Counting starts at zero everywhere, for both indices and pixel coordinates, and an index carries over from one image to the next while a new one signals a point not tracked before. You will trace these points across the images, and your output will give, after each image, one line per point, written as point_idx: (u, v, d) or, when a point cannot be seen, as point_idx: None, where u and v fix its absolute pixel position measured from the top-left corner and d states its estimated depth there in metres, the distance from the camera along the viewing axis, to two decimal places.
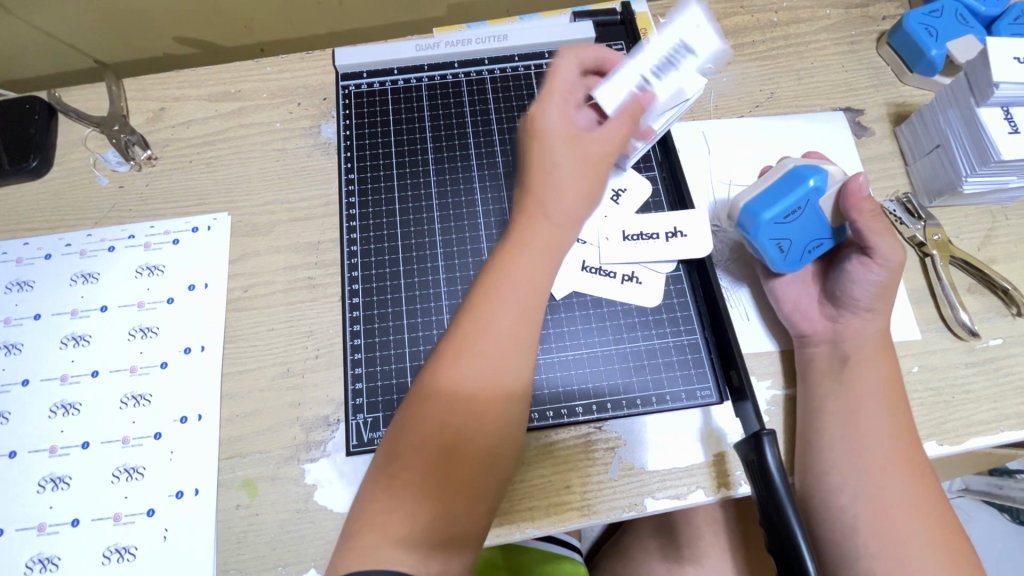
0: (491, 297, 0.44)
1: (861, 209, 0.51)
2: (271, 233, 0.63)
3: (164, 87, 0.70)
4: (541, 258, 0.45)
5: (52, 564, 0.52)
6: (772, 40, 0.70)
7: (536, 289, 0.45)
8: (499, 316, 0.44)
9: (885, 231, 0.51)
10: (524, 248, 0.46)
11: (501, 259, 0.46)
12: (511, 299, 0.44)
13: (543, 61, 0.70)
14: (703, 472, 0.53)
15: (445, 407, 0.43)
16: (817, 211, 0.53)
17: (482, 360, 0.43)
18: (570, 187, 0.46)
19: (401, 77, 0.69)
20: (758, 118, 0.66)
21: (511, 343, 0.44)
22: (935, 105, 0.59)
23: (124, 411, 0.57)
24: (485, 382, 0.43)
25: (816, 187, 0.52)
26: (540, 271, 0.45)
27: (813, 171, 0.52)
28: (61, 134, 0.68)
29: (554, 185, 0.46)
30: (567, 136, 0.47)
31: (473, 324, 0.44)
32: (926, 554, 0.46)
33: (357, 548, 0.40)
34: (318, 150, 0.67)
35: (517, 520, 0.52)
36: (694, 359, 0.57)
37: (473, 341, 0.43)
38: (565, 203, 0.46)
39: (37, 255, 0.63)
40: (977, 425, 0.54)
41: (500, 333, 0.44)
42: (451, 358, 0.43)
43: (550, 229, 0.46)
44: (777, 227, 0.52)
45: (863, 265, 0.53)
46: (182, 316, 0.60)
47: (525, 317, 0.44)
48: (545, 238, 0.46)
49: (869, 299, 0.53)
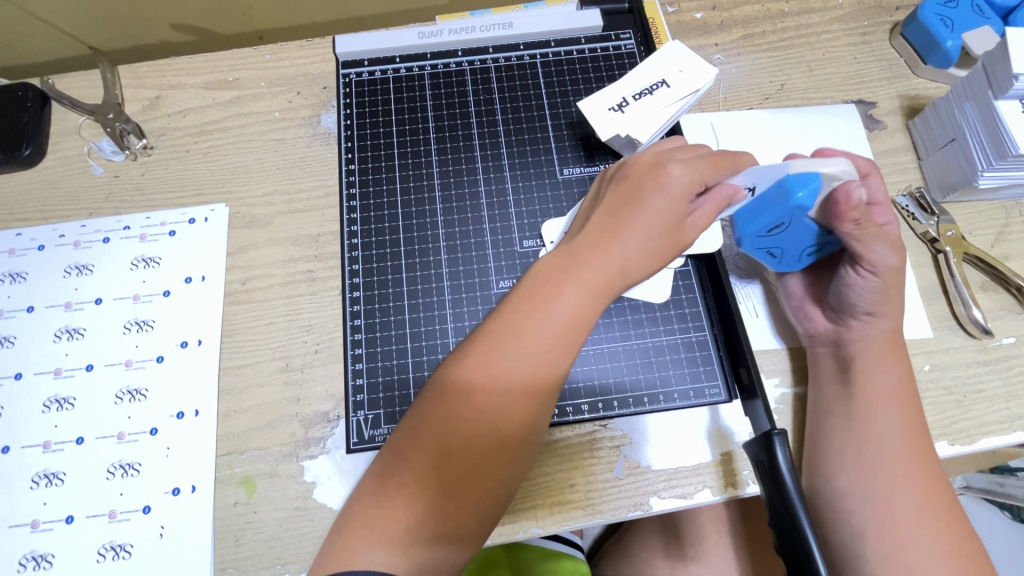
0: (530, 314, 0.41)
1: (845, 217, 0.46)
2: (270, 224, 0.62)
3: (161, 75, 0.68)
4: (592, 294, 0.42)
5: (46, 562, 0.51)
6: (782, 30, 0.69)
7: (581, 321, 0.42)
8: (536, 341, 0.41)
9: (874, 237, 0.48)
10: (576, 276, 0.42)
11: (551, 274, 0.42)
12: (552, 325, 0.41)
13: (548, 50, 0.69)
14: (710, 472, 0.52)
15: (467, 420, 0.40)
16: (805, 223, 0.48)
17: (512, 381, 0.40)
18: (645, 250, 0.44)
19: (403, 66, 0.68)
20: (768, 110, 0.65)
21: (543, 372, 0.41)
22: (951, 97, 0.58)
23: (119, 406, 0.56)
24: (513, 405, 0.41)
25: (800, 204, 0.46)
26: (589, 307, 0.42)
27: (805, 182, 0.45)
28: (55, 122, 0.66)
29: (634, 237, 0.43)
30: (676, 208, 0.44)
31: (508, 340, 0.41)
32: (939, 557, 0.45)
33: (346, 546, 0.40)
34: (317, 140, 0.65)
35: (520, 519, 0.51)
36: (703, 356, 0.56)
37: (507, 359, 0.40)
38: (635, 260, 0.43)
39: (30, 246, 0.61)
40: (989, 425, 0.53)
41: (533, 358, 0.41)
42: (481, 370, 0.40)
43: (609, 269, 0.43)
44: (760, 239, 0.51)
45: (857, 272, 0.50)
46: (179, 309, 0.59)
47: (562, 347, 0.41)
48: (603, 276, 0.43)
49: (866, 304, 0.51)
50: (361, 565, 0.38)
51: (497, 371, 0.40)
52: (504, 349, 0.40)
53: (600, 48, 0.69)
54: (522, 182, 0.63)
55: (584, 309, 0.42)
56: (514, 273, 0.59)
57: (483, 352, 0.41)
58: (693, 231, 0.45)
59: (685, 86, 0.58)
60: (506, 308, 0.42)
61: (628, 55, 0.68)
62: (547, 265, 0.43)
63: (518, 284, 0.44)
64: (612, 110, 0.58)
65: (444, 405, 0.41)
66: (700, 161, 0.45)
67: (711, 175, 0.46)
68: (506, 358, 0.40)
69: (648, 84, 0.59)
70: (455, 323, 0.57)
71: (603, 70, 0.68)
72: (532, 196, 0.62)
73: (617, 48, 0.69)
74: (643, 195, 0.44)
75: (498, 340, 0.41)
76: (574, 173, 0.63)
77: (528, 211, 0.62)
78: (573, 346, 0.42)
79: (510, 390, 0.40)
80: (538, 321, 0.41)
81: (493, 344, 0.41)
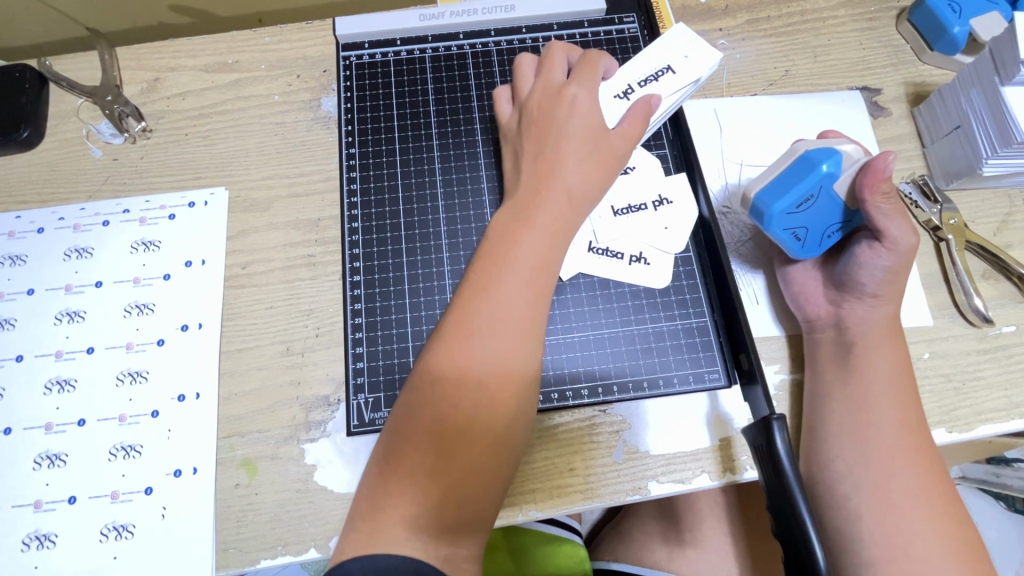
0: (496, 267, 0.44)
1: (876, 189, 0.48)
2: (270, 209, 0.62)
3: (160, 56, 0.67)
4: (551, 234, 0.45)
5: (49, 542, 0.51)
6: (788, 15, 0.68)
7: (546, 263, 0.45)
8: (510, 292, 0.43)
9: (896, 214, 0.49)
10: (532, 221, 0.45)
11: (511, 227, 0.46)
12: (520, 273, 0.44)
13: (551, 33, 0.68)
14: (709, 456, 0.53)
15: (457, 385, 0.41)
16: (832, 195, 0.50)
17: (494, 339, 0.42)
18: (587, 173, 0.48)
19: (404, 48, 0.67)
20: (771, 96, 0.64)
21: (522, 320, 0.43)
22: (957, 84, 0.58)
23: (120, 388, 0.56)
24: (500, 361, 0.42)
25: (828, 173, 0.49)
26: (549, 246, 0.45)
27: (828, 154, 0.50)
28: (52, 104, 0.65)
29: (572, 163, 0.48)
30: (590, 126, 0.50)
31: (480, 299, 0.43)
32: (934, 540, 0.46)
33: (369, 531, 0.39)
34: (317, 125, 0.65)
35: (519, 502, 0.51)
36: (703, 342, 0.56)
37: (482, 313, 0.43)
38: (579, 182, 0.48)
39: (30, 228, 0.61)
40: (987, 413, 0.53)
41: (505, 307, 0.43)
42: (461, 335, 0.42)
43: (562, 205, 0.47)
44: (789, 217, 0.51)
45: (873, 248, 0.51)
46: (180, 293, 0.59)
47: (534, 292, 0.44)
48: (557, 213, 0.46)
49: (875, 285, 0.51)
50: (383, 548, 0.38)
51: (474, 332, 0.42)
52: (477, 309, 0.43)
53: (604, 31, 0.68)
54: None
55: (546, 250, 0.45)
56: None
57: (458, 317, 0.43)
58: (621, 140, 0.50)
59: (689, 76, 0.57)
60: (472, 273, 0.45)
61: (632, 39, 0.67)
62: (503, 222, 0.46)
63: (480, 251, 0.46)
64: (619, 97, 0.55)
65: (433, 379, 0.42)
66: (587, 79, 0.52)
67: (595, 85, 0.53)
68: (480, 316, 0.43)
69: (654, 71, 0.57)
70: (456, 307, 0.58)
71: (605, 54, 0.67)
72: None
73: (620, 31, 0.68)
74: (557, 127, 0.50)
75: (469, 300, 0.43)
76: None
77: None
78: (547, 290, 0.44)
79: (493, 351, 0.42)
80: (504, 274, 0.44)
81: (467, 308, 0.43)
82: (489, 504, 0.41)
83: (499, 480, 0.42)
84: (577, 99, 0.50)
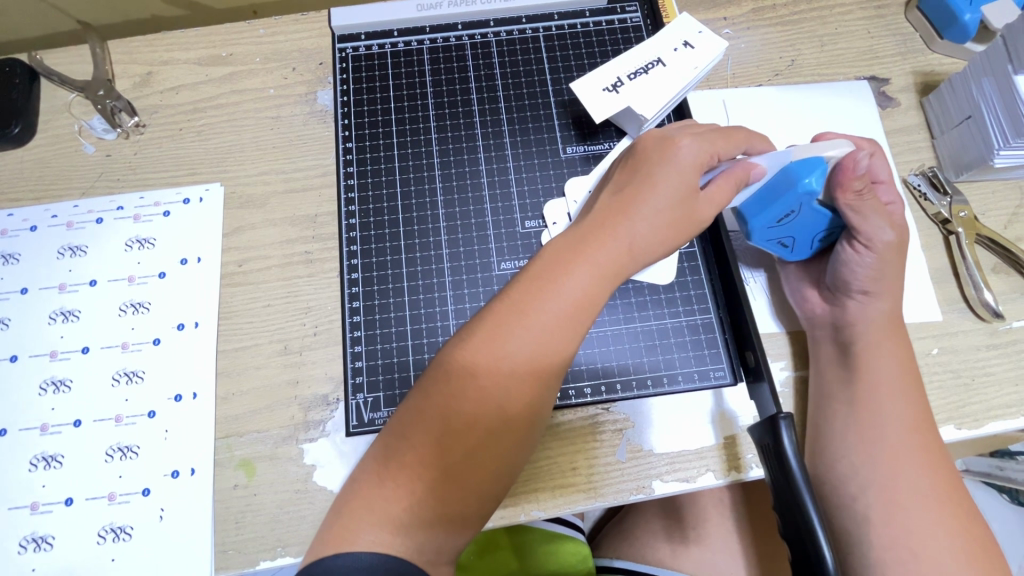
0: (541, 289, 0.40)
1: (848, 187, 0.47)
2: (266, 205, 0.61)
3: (152, 50, 0.66)
4: (601, 274, 0.41)
5: (46, 544, 0.51)
6: (794, 3, 0.67)
7: (588, 305, 0.41)
8: (543, 323, 0.40)
9: (873, 211, 0.48)
10: (586, 255, 0.41)
11: (561, 251, 0.42)
12: (561, 302, 0.40)
13: (552, 23, 0.67)
14: (714, 455, 0.52)
15: (473, 400, 0.39)
16: (814, 209, 0.48)
17: (517, 363, 0.39)
18: (658, 229, 0.43)
19: (401, 40, 0.66)
20: (777, 87, 0.63)
21: (550, 359, 0.40)
22: (968, 72, 0.56)
23: (116, 388, 0.55)
24: (517, 391, 0.40)
25: (809, 190, 0.46)
26: (598, 288, 0.41)
27: (810, 167, 0.46)
28: (43, 99, 0.64)
29: (646, 214, 0.43)
30: (688, 183, 0.44)
31: (516, 315, 0.40)
32: (942, 541, 0.45)
33: (342, 530, 0.38)
34: (314, 118, 0.64)
35: (521, 502, 0.51)
36: (708, 339, 0.55)
37: (516, 337, 0.39)
38: (643, 229, 0.42)
39: (23, 226, 0.60)
40: (997, 409, 0.52)
41: (540, 336, 0.40)
42: (488, 351, 0.39)
43: (618, 252, 0.42)
44: (770, 231, 0.50)
45: (853, 248, 0.50)
46: (173, 292, 0.58)
47: (566, 331, 0.40)
48: (610, 258, 0.41)
49: (861, 282, 0.50)
50: (361, 547, 0.37)
51: (503, 356, 0.39)
52: (510, 329, 0.39)
53: (605, 21, 0.67)
54: (523, 159, 0.61)
55: (592, 291, 0.41)
56: (516, 254, 0.58)
57: (489, 333, 0.40)
58: (708, 207, 0.45)
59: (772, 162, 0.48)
60: (513, 288, 0.41)
61: (635, 28, 0.66)
62: (557, 246, 0.43)
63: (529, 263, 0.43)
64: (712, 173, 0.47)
65: (448, 383, 0.40)
66: (708, 136, 0.47)
67: (721, 148, 0.47)
68: (513, 339, 0.39)
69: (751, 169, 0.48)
70: (456, 306, 0.57)
71: (608, 44, 0.66)
72: (534, 174, 0.61)
73: (622, 21, 0.67)
74: (652, 180, 0.44)
75: (506, 320, 0.40)
76: (576, 152, 0.62)
77: (530, 190, 0.60)
78: (579, 329, 0.41)
79: (512, 378, 0.39)
80: (546, 296, 0.40)
81: (499, 325, 0.40)
82: (480, 509, 0.40)
83: (489, 494, 0.40)
84: (681, 152, 0.45)
